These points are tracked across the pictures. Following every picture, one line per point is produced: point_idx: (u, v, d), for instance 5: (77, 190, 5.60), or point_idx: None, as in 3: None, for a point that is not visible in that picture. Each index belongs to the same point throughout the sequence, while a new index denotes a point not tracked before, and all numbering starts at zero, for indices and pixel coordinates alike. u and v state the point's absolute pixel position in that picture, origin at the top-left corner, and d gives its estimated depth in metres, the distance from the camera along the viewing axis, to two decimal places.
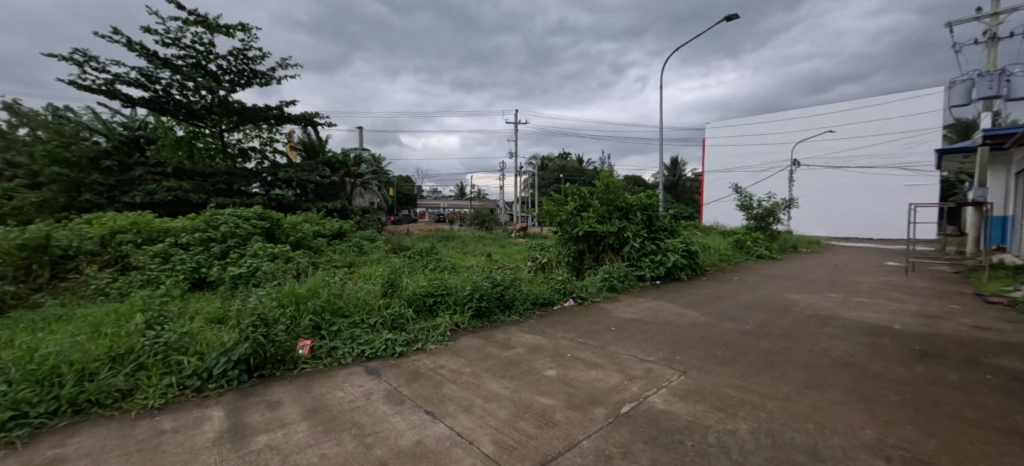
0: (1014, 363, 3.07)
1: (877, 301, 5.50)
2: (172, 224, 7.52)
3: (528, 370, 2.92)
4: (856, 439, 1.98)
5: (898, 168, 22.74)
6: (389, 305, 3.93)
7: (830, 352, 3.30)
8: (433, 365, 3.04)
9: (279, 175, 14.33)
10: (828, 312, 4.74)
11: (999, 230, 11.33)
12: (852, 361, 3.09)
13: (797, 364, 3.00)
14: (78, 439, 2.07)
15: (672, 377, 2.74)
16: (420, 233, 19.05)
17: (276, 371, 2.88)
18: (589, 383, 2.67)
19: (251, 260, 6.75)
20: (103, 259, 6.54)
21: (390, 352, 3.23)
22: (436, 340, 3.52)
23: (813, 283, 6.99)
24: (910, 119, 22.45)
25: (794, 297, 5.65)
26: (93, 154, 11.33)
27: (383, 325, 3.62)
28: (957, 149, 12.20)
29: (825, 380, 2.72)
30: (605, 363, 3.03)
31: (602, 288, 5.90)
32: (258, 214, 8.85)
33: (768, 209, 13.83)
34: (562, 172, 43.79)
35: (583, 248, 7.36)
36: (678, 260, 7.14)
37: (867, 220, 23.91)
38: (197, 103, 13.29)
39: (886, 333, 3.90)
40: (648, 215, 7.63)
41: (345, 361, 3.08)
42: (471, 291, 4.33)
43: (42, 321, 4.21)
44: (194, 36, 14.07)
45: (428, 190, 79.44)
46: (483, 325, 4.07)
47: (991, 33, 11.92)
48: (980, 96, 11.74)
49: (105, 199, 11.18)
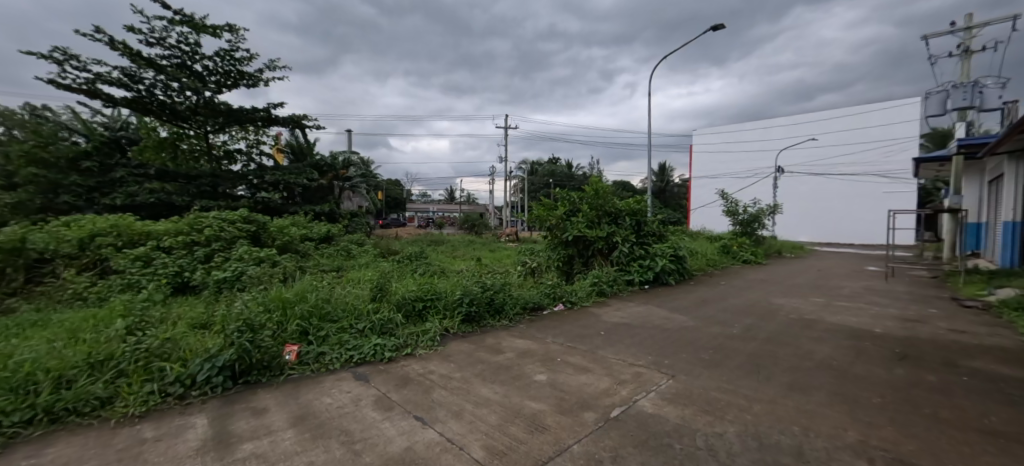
0: (988, 365, 3.18)
1: (859, 305, 5.65)
2: (155, 226, 7.36)
3: (518, 375, 2.91)
4: (839, 441, 2.02)
5: (878, 175, 23.39)
6: (378, 309, 3.90)
7: (814, 355, 3.37)
8: (423, 370, 3.02)
9: (266, 178, 14.22)
10: (812, 316, 4.84)
11: (974, 236, 11.71)
12: (835, 364, 3.16)
13: (783, 367, 3.06)
14: (54, 449, 2.01)
15: (660, 380, 2.77)
16: (408, 237, 18.95)
17: (263, 377, 2.83)
18: (579, 387, 2.68)
19: (236, 264, 6.65)
20: (82, 262, 6.37)
21: (379, 357, 3.20)
22: (426, 345, 3.50)
23: (797, 288, 7.14)
24: (889, 127, 23.15)
25: (779, 301, 5.76)
26: (72, 155, 11.05)
27: (372, 330, 3.59)
28: (933, 158, 12.61)
29: (809, 383, 2.77)
30: (595, 368, 3.04)
31: (591, 292, 5.93)
32: (244, 217, 8.72)
33: (753, 214, 14.11)
34: (551, 178, 44.12)
35: (573, 252, 7.42)
36: (666, 265, 7.22)
37: (848, 226, 24.50)
38: (182, 104, 13.12)
39: (868, 336, 4.00)
40: (637, 220, 7.72)
41: (334, 366, 3.05)
42: (461, 296, 4.31)
43: (18, 326, 4.08)
44: (179, 36, 13.88)
45: (418, 194, 79.52)
46: (473, 330, 4.06)
47: (965, 47, 12.41)
48: (954, 106, 12.18)
49: (85, 201, 10.94)
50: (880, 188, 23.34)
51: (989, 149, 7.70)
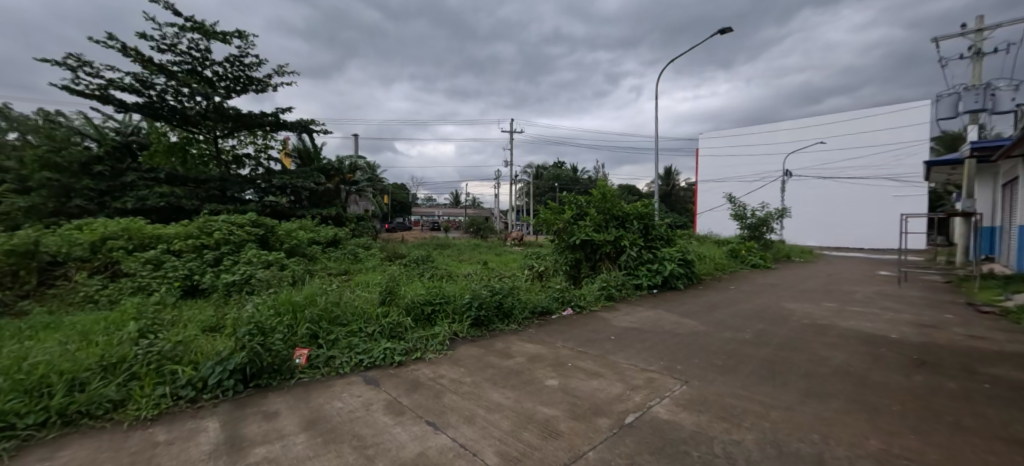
0: (1011, 372, 3.10)
1: (873, 310, 5.55)
2: (164, 230, 7.53)
3: (529, 380, 2.88)
4: (861, 449, 1.97)
5: (887, 178, 23.16)
6: (387, 313, 3.89)
7: (829, 361, 3.31)
8: (433, 374, 3.00)
9: (274, 182, 14.38)
10: (825, 322, 4.77)
11: (986, 240, 11.56)
12: (852, 370, 3.10)
13: (799, 374, 3.00)
14: (68, 451, 2.01)
15: (674, 386, 2.74)
16: (415, 241, 19.01)
17: (273, 380, 2.81)
18: (591, 392, 2.65)
19: (245, 267, 6.71)
20: (92, 265, 6.53)
21: (389, 361, 3.19)
22: (435, 349, 3.48)
23: (809, 293, 7.04)
24: (897, 131, 22.99)
25: (791, 306, 5.67)
26: (85, 159, 11.24)
27: (381, 333, 3.58)
28: (943, 161, 12.48)
29: (826, 389, 2.72)
30: (606, 373, 3.00)
31: (600, 296, 5.89)
32: (252, 220, 8.78)
33: (762, 218, 13.97)
34: (557, 181, 44.19)
35: (580, 256, 7.36)
36: (675, 269, 7.18)
37: (858, 230, 24.28)
38: (192, 109, 13.36)
39: (884, 343, 3.92)
40: (644, 224, 7.70)
41: (344, 371, 3.03)
42: (470, 300, 4.29)
43: (30, 329, 4.15)
44: (189, 42, 14.16)
45: (423, 199, 79.77)
46: (482, 334, 4.03)
47: (976, 49, 12.27)
48: (965, 110, 12.06)
49: (96, 204, 11.09)
50: (891, 192, 23.14)
51: (1002, 152, 7.61)
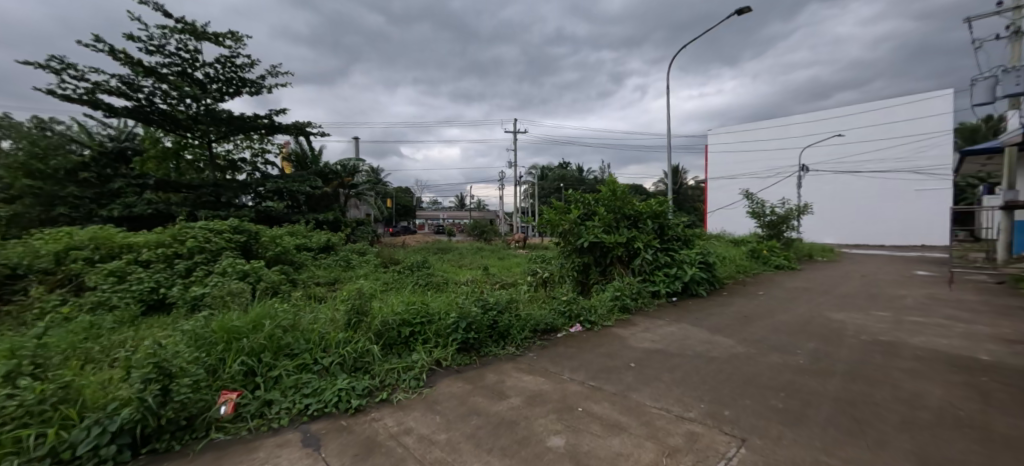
0: None
1: (937, 321, 4.69)
2: (137, 238, 6.89)
3: (527, 437, 2.11)
4: None
5: (910, 171, 22.00)
6: (352, 339, 3.12)
7: (924, 400, 2.49)
8: (397, 428, 2.23)
9: (269, 187, 13.89)
10: (888, 338, 3.93)
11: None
12: (963, 415, 2.29)
13: (893, 424, 2.19)
14: None
15: (727, 450, 1.94)
16: (415, 245, 18.27)
17: (176, 443, 2.08)
18: (612, 461, 1.87)
19: (218, 278, 5.98)
20: (54, 279, 5.89)
21: (344, 407, 2.43)
22: (408, 387, 2.73)
23: (850, 299, 6.15)
24: (917, 122, 21.89)
25: (839, 317, 4.82)
26: (71, 166, 10.68)
27: (342, 366, 2.85)
28: (979, 151, 11.47)
29: (946, 454, 1.92)
30: (630, 424, 2.22)
31: (613, 308, 5.09)
32: (233, 227, 8.05)
33: (782, 215, 13.01)
34: (563, 182, 43.56)
35: (589, 260, 6.57)
36: (696, 274, 6.37)
37: (880, 227, 23.16)
38: (183, 112, 12.80)
39: (976, 368, 3.09)
40: (659, 224, 6.89)
41: (279, 424, 2.28)
42: (457, 319, 3.51)
43: None
44: (178, 43, 13.73)
45: (428, 203, 79.72)
46: (471, 362, 3.27)
47: (1015, 28, 11.27)
48: (1005, 94, 11.05)
49: (82, 213, 10.57)
50: (913, 186, 22.00)
51: None
